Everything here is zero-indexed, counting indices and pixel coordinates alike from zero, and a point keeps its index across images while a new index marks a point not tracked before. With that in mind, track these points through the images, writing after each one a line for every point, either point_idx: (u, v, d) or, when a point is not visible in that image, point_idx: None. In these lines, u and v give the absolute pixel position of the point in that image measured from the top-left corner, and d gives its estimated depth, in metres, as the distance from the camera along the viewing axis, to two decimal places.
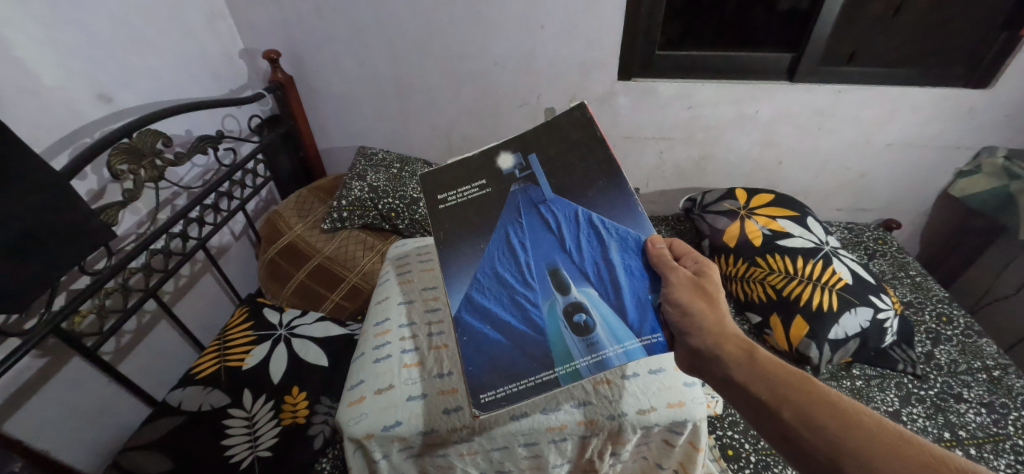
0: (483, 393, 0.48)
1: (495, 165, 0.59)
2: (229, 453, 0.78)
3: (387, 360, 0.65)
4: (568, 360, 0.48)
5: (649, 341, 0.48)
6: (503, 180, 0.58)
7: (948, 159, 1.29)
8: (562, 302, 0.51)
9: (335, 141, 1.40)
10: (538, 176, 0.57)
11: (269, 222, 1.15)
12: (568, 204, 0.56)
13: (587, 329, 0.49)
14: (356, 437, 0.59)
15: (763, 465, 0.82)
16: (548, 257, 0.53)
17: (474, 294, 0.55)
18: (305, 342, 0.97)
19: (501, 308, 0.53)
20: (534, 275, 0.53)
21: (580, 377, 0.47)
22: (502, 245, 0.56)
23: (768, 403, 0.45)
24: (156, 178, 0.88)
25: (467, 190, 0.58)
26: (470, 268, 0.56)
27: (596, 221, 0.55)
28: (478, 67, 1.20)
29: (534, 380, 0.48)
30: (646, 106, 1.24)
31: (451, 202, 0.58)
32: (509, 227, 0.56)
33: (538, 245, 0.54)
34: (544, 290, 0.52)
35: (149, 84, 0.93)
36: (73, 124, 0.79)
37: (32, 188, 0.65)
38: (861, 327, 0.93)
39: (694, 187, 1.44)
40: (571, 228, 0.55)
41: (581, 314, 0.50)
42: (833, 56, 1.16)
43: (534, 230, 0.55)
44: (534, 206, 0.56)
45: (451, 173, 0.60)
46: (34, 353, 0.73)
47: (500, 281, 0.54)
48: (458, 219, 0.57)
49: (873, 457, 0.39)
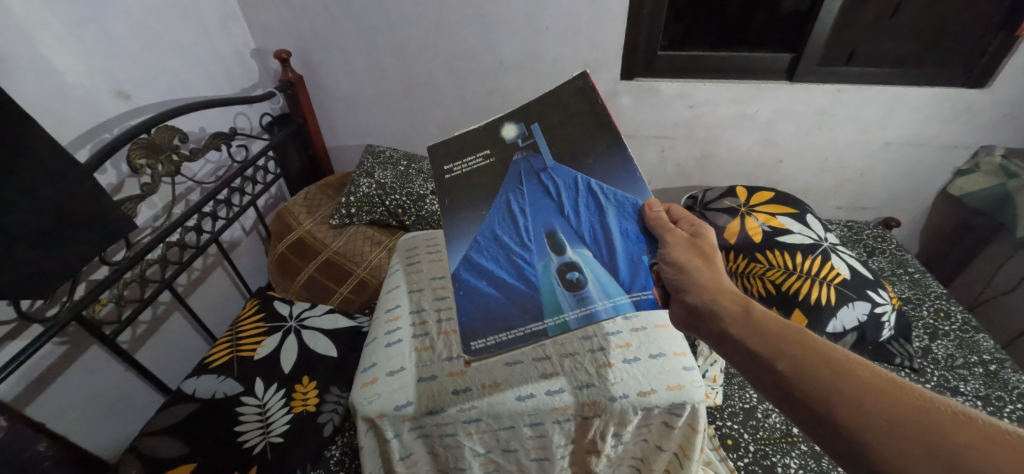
0: (474, 342, 0.49)
1: (499, 135, 0.62)
2: (243, 439, 0.80)
3: (398, 345, 0.67)
4: (557, 313, 0.49)
5: (638, 297, 0.49)
6: (507, 149, 0.61)
7: (947, 158, 1.31)
8: (557, 261, 0.53)
9: (344, 140, 1.43)
10: (541, 148, 0.60)
11: (280, 218, 1.18)
12: (569, 171, 0.58)
13: (578, 285, 0.50)
14: (369, 417, 0.60)
15: (763, 455, 0.84)
16: (546, 221, 0.56)
17: (472, 254, 0.56)
18: (315, 334, 0.99)
19: (498, 262, 0.54)
20: (532, 238, 0.55)
21: (567, 328, 0.48)
22: (502, 210, 0.58)
23: (761, 352, 0.47)
24: (172, 173, 0.91)
25: (473, 160, 0.62)
26: (471, 230, 0.58)
27: (595, 187, 0.57)
28: (484, 67, 1.23)
29: (523, 329, 0.49)
30: (648, 104, 1.27)
31: (457, 172, 0.61)
32: (510, 193, 0.58)
33: (537, 210, 0.57)
34: (540, 250, 0.54)
35: (164, 81, 0.96)
36: (94, 121, 0.82)
37: (59, 180, 0.68)
38: (858, 320, 0.96)
39: (695, 186, 1.46)
40: (570, 194, 0.57)
41: (574, 272, 0.52)
42: (832, 56, 1.18)
43: (534, 196, 0.58)
44: (535, 174, 0.59)
45: (460, 150, 0.63)
46: (56, 340, 0.76)
47: (498, 242, 0.56)
48: (465, 185, 0.60)
49: (859, 399, 0.39)
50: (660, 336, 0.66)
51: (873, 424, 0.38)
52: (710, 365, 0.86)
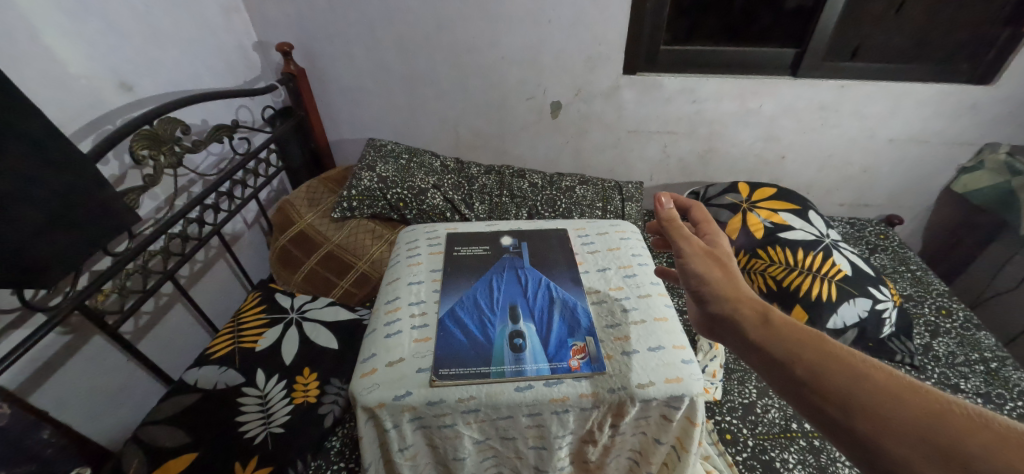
0: (442, 368, 0.59)
1: (498, 241, 0.81)
2: (244, 429, 0.81)
3: (397, 336, 0.64)
4: (500, 363, 0.59)
5: (556, 366, 0.59)
6: (500, 249, 0.79)
7: (950, 155, 1.31)
8: (510, 327, 0.63)
9: (345, 134, 1.43)
10: (523, 252, 0.78)
11: (280, 211, 1.17)
12: (536, 272, 0.73)
13: (520, 348, 0.61)
14: (368, 407, 0.57)
15: (761, 450, 0.84)
16: (512, 298, 0.68)
17: (455, 306, 0.67)
18: (316, 326, 1.00)
19: (468, 318, 0.65)
20: (499, 306, 0.67)
21: (503, 377, 0.58)
22: (484, 283, 0.71)
23: (779, 357, 0.45)
24: (174, 164, 0.91)
25: (475, 249, 0.79)
26: (459, 292, 0.70)
27: (552, 287, 0.70)
28: (487, 61, 1.22)
29: (474, 370, 0.59)
30: (651, 100, 1.26)
31: (462, 253, 0.79)
32: (493, 275, 0.73)
33: (508, 291, 0.69)
34: (502, 315, 0.65)
35: (167, 74, 0.96)
36: (97, 112, 0.82)
37: (64, 171, 0.69)
38: (860, 316, 0.95)
39: (697, 182, 1.46)
40: (534, 285, 0.70)
41: (520, 338, 0.62)
42: (837, 52, 1.18)
43: (509, 281, 0.71)
44: (515, 269, 0.74)
45: (471, 239, 0.81)
46: (59, 329, 0.77)
47: (474, 303, 0.67)
48: (464, 264, 0.76)
49: (881, 405, 0.39)
50: (659, 329, 0.65)
51: (897, 435, 0.37)
52: (710, 360, 0.88)
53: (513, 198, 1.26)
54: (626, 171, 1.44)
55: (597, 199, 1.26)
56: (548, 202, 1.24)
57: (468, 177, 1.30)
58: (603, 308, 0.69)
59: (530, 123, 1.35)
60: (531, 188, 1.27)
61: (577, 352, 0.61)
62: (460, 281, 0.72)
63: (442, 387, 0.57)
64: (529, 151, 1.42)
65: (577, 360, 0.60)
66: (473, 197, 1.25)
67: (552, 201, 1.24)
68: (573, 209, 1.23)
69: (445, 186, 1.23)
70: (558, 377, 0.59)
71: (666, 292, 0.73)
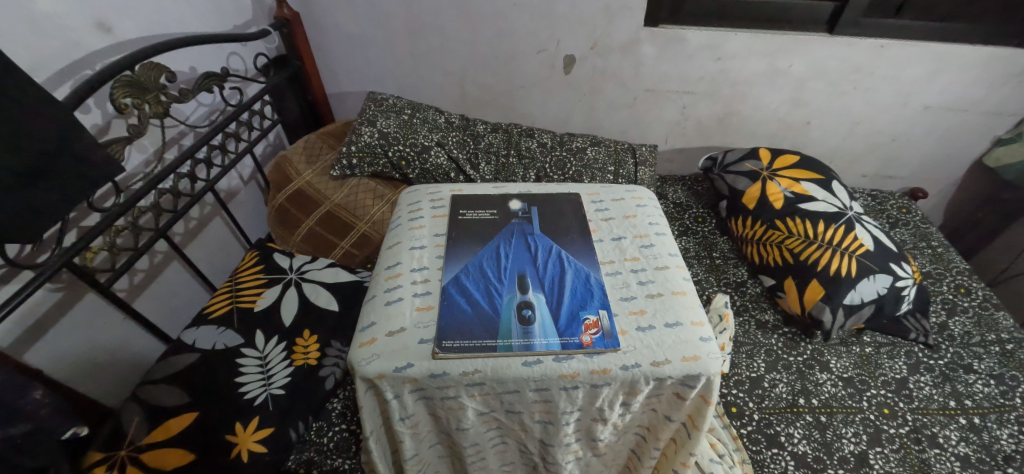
0: (446, 340, 0.56)
1: (506, 205, 0.76)
2: (244, 390, 0.79)
3: (398, 303, 0.61)
4: (507, 336, 0.56)
5: (566, 340, 0.56)
6: (509, 215, 0.74)
7: (987, 125, 1.23)
8: (519, 298, 0.60)
9: (345, 86, 1.35)
10: (533, 219, 0.73)
11: (278, 167, 1.12)
12: (547, 240, 0.69)
13: (528, 320, 0.58)
14: (368, 377, 0.55)
15: (766, 424, 0.83)
16: (521, 267, 0.64)
17: (461, 275, 0.64)
18: (316, 287, 0.97)
19: (475, 288, 0.62)
20: (507, 274, 0.63)
21: (511, 351, 0.55)
22: (492, 250, 0.67)
23: None
24: (160, 114, 0.84)
25: (481, 213, 0.74)
26: (464, 259, 0.66)
27: (563, 256, 0.66)
28: (496, 8, 1.12)
29: (479, 342, 0.56)
30: (672, 56, 1.17)
31: (468, 217, 0.74)
32: (501, 241, 0.69)
33: (517, 258, 0.66)
34: (509, 284, 0.62)
35: (149, 13, 0.88)
36: (73, 54, 0.75)
37: (37, 117, 0.63)
38: (878, 293, 0.91)
39: (715, 146, 1.38)
40: (544, 253, 0.66)
41: (529, 309, 0.59)
42: (879, 7, 1.08)
43: (518, 248, 0.67)
44: (523, 236, 0.70)
45: (475, 202, 0.76)
46: (49, 286, 0.74)
47: (481, 271, 0.64)
48: (470, 228, 0.71)
49: None
50: (677, 304, 0.62)
51: None
52: (720, 332, 0.90)
53: (521, 158, 1.19)
54: (640, 133, 1.37)
55: (609, 162, 1.20)
56: (557, 163, 1.18)
57: (473, 135, 1.23)
58: (617, 280, 0.65)
59: (542, 79, 1.26)
60: (540, 149, 1.21)
61: (590, 327, 0.57)
62: (465, 247, 0.68)
63: (446, 359, 0.55)
64: (539, 110, 1.34)
65: (590, 335, 0.57)
66: (479, 157, 1.18)
67: (562, 162, 1.18)
68: (583, 173, 1.17)
69: (449, 144, 1.16)
70: (569, 353, 0.56)
71: (683, 264, 0.70)
